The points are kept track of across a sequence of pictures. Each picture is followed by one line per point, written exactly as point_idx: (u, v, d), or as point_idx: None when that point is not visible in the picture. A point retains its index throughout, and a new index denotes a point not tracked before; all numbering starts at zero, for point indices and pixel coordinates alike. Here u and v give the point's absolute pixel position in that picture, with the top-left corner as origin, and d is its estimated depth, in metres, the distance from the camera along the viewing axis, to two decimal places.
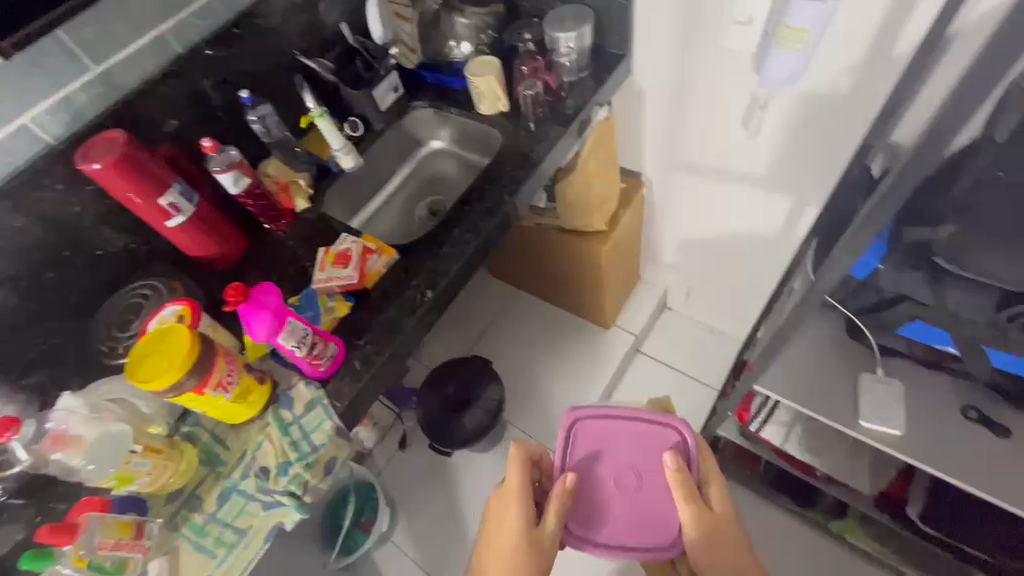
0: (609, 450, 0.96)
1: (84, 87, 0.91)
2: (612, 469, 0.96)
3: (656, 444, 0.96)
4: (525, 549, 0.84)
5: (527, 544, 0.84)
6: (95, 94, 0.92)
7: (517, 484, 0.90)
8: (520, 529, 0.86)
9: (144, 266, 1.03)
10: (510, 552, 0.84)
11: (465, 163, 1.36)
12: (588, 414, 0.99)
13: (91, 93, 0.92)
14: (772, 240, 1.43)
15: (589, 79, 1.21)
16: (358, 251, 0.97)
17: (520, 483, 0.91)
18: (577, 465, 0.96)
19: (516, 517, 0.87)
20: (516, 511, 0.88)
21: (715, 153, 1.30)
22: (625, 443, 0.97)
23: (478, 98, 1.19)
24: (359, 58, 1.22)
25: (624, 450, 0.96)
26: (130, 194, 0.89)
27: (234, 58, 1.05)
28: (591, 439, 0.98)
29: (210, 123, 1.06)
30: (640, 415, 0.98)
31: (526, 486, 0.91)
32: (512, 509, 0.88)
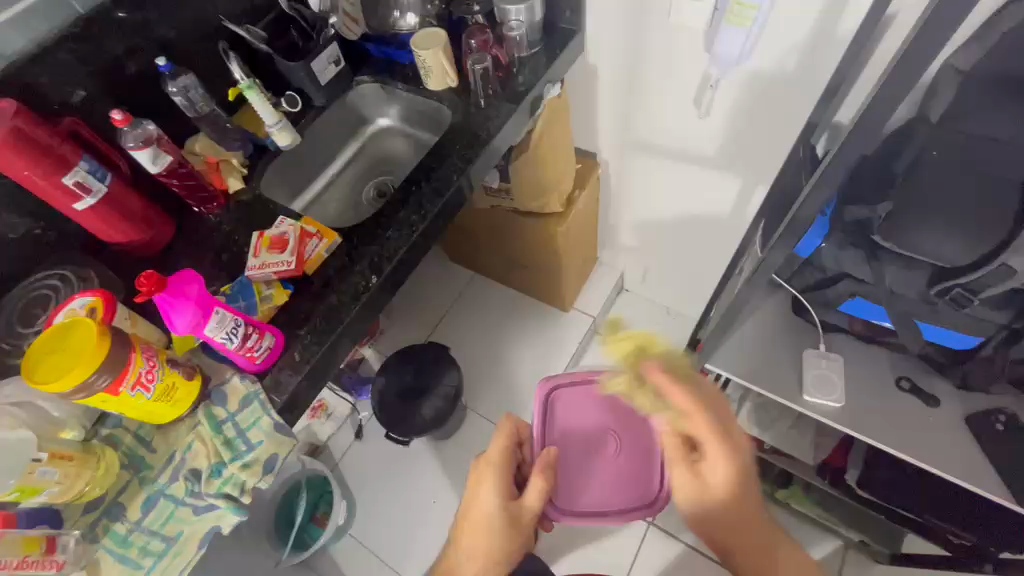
0: (587, 418, 1.01)
1: None
2: (590, 435, 1.00)
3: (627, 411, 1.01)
4: (501, 528, 0.82)
5: (504, 520, 0.82)
6: None
7: (498, 456, 0.89)
8: (499, 506, 0.83)
9: (51, 254, 0.93)
10: (486, 529, 0.83)
11: (414, 141, 1.31)
12: (564, 384, 1.04)
13: None
14: (725, 220, 1.45)
15: (541, 55, 1.17)
16: (295, 235, 0.91)
17: (499, 458, 0.89)
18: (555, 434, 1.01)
19: (492, 494, 0.84)
20: (493, 487, 0.85)
21: (670, 134, 1.30)
22: (601, 408, 1.02)
23: (425, 72, 1.12)
24: (295, 28, 1.13)
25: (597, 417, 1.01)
26: (26, 173, 0.79)
27: (147, 22, 0.94)
28: (566, 409, 1.02)
29: (122, 96, 0.96)
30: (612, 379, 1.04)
31: (503, 463, 0.88)
32: (488, 485, 0.85)
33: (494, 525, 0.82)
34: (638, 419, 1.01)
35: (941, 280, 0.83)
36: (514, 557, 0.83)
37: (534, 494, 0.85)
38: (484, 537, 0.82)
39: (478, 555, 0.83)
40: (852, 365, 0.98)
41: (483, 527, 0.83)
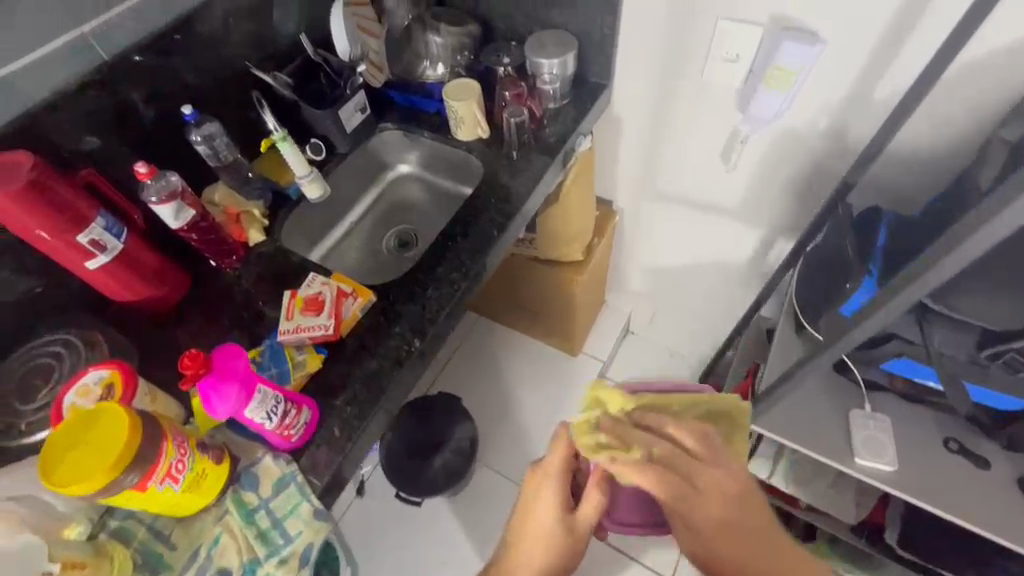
0: None
1: None
2: None
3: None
4: (557, 538, 0.78)
5: (562, 532, 0.78)
6: None
7: (556, 469, 0.82)
8: (555, 518, 0.80)
9: (52, 316, 0.84)
10: (543, 535, 0.79)
11: (435, 189, 1.27)
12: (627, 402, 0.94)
13: None
14: (743, 268, 1.46)
15: (571, 107, 1.16)
16: (331, 295, 0.85)
17: (560, 466, 0.82)
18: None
19: (548, 502, 0.80)
20: (552, 493, 0.81)
21: (691, 184, 1.30)
22: None
23: (456, 123, 1.10)
24: (323, 74, 1.10)
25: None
26: (39, 232, 0.71)
27: (173, 69, 0.89)
28: None
29: (140, 145, 0.89)
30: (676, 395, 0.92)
31: (563, 471, 0.82)
32: (546, 493, 0.81)
33: (553, 540, 0.78)
34: None
35: (991, 345, 0.83)
36: (567, 572, 0.80)
37: (589, 505, 0.81)
38: (540, 543, 0.78)
39: (534, 567, 0.78)
40: (897, 425, 0.97)
41: (541, 540, 0.78)
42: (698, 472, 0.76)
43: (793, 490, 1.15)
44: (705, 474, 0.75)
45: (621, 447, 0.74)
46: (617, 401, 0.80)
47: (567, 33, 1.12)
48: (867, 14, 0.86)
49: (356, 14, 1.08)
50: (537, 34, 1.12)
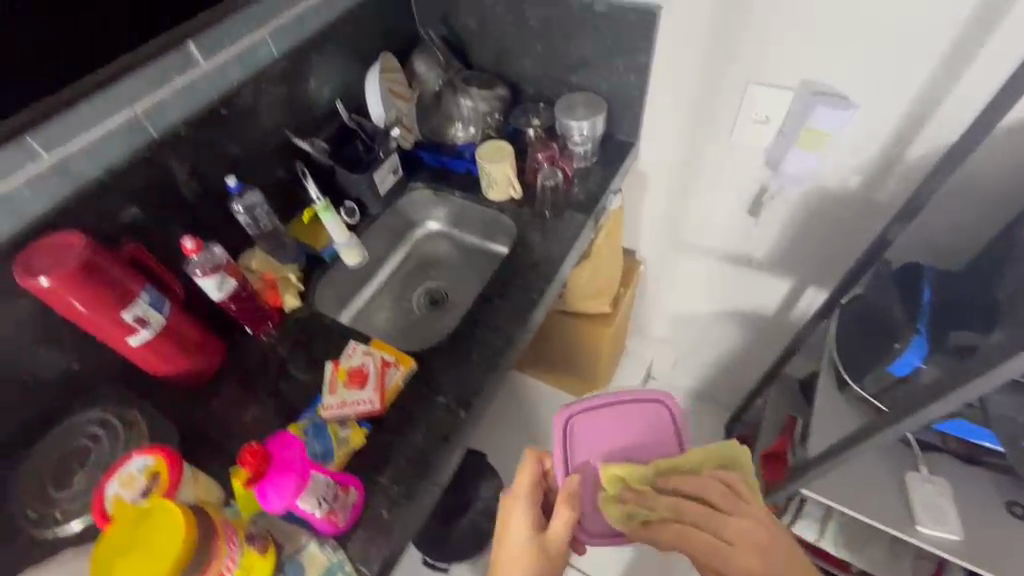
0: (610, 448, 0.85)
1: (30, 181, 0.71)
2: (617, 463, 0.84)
3: (644, 428, 0.86)
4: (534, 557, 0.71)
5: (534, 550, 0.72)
6: (43, 189, 0.72)
7: (524, 489, 0.79)
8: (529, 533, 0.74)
9: (89, 392, 0.82)
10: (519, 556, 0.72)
11: (462, 246, 1.27)
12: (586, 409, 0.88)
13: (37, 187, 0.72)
14: (770, 317, 1.45)
15: (600, 166, 1.17)
16: (375, 366, 0.83)
17: (529, 487, 0.79)
18: (578, 458, 0.83)
19: (521, 521, 0.75)
20: (524, 512, 0.76)
21: (718, 236, 1.31)
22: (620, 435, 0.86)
23: (489, 184, 1.11)
24: (357, 139, 1.12)
25: (620, 433, 0.86)
26: (87, 313, 0.71)
27: (218, 141, 0.91)
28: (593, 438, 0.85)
29: (182, 215, 0.90)
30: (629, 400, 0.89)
31: (533, 491, 0.79)
32: (517, 514, 0.77)
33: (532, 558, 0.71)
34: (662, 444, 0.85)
35: None
36: None
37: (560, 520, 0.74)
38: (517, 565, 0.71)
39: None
40: (956, 488, 0.94)
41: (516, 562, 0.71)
42: (724, 524, 0.73)
43: (846, 556, 1.09)
44: (738, 522, 0.74)
45: (642, 513, 0.74)
46: (626, 467, 0.78)
47: (596, 96, 1.15)
48: (897, 82, 0.89)
49: (389, 80, 1.13)
50: (568, 96, 1.14)
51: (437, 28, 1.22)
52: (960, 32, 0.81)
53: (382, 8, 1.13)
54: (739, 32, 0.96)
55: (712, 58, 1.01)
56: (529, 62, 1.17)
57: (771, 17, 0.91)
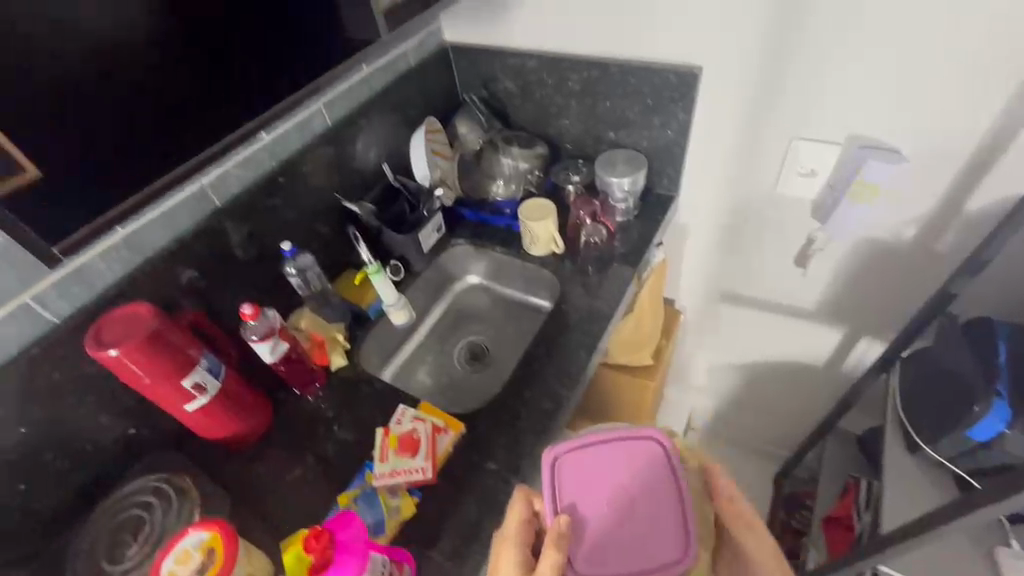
0: (599, 488, 0.68)
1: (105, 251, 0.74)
2: (607, 507, 0.67)
3: (644, 467, 0.69)
4: None
5: None
6: (118, 260, 0.75)
7: (513, 532, 0.68)
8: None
9: (143, 457, 0.82)
10: None
11: (501, 299, 1.27)
12: (574, 444, 0.71)
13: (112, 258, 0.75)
14: (823, 367, 1.39)
15: (641, 220, 1.18)
16: (426, 432, 0.83)
17: (519, 533, 0.68)
18: (565, 497, 0.67)
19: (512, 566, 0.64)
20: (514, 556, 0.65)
21: (764, 286, 1.28)
22: (612, 471, 0.69)
23: (531, 240, 1.13)
24: (402, 199, 1.15)
25: (615, 470, 0.69)
26: (150, 380, 0.72)
27: (276, 207, 0.95)
28: (580, 477, 0.68)
29: (239, 278, 0.92)
30: (619, 434, 0.71)
31: (527, 534, 0.68)
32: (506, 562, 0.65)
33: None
34: (657, 478, 0.68)
35: None
36: None
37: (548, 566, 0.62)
38: None
39: None
40: None
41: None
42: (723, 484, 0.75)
43: None
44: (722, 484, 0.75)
45: None
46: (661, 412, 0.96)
47: (636, 152, 1.16)
48: (950, 137, 0.89)
49: (432, 141, 1.16)
50: (606, 153, 1.17)
51: (477, 91, 1.27)
52: (968, 61, 0.81)
53: (426, 75, 1.19)
54: (779, 93, 0.96)
55: (749, 118, 1.02)
56: (567, 120, 1.21)
57: (807, 79, 0.93)
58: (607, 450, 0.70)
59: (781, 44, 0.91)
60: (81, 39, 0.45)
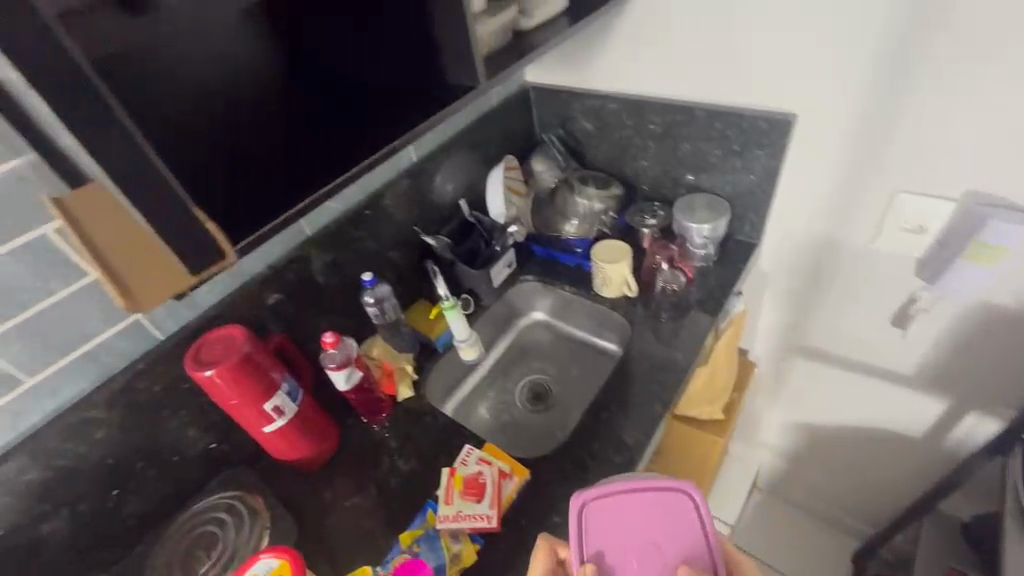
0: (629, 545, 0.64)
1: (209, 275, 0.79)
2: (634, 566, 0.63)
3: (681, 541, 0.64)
4: None
5: None
6: (219, 283, 0.80)
7: None
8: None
9: (220, 472, 0.85)
10: None
11: (566, 338, 1.24)
12: (608, 491, 0.66)
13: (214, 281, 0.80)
14: (919, 439, 1.25)
15: (719, 267, 1.13)
16: (492, 476, 0.82)
17: None
18: (593, 547, 0.64)
19: None
20: None
21: (855, 345, 1.18)
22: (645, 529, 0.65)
23: (602, 282, 1.11)
24: (475, 233, 1.17)
25: (649, 537, 0.64)
26: (237, 402, 0.75)
27: (360, 239, 0.99)
28: (610, 529, 0.65)
29: (321, 305, 0.95)
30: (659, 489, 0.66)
31: None
32: None
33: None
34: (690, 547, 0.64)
35: None
36: None
37: None
38: None
39: None
40: None
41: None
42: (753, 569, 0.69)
43: None
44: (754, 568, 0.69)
45: None
46: None
47: (717, 197, 1.13)
48: None
49: (509, 178, 1.18)
50: (686, 197, 1.14)
51: (555, 130, 1.28)
52: None
53: (507, 114, 1.21)
54: (882, 143, 0.91)
55: (847, 170, 0.97)
56: (645, 162, 1.19)
57: (917, 133, 0.86)
58: (641, 505, 0.66)
59: (891, 93, 0.86)
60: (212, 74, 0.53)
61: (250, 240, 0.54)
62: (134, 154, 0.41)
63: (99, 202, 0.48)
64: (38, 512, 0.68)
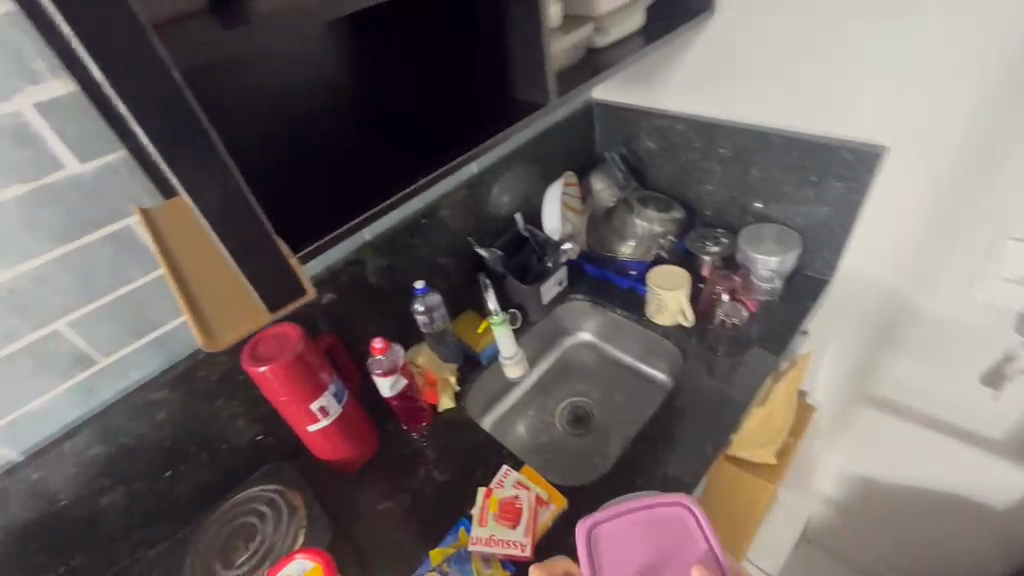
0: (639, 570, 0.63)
1: None
2: None
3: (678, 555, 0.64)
4: None
5: None
6: None
7: None
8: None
9: (263, 464, 0.87)
10: None
11: (612, 361, 1.20)
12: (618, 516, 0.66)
13: None
14: (1001, 512, 1.12)
15: (784, 303, 1.06)
16: (528, 502, 0.80)
17: None
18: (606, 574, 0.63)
19: None
20: None
21: (934, 401, 1.08)
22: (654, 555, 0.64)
23: (657, 308, 1.06)
24: (528, 248, 1.15)
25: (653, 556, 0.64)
26: (287, 399, 0.77)
27: (415, 246, 0.99)
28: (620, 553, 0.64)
29: (372, 309, 0.96)
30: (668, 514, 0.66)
31: None
32: None
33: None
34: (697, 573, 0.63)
35: None
36: None
37: None
38: None
39: None
40: None
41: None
42: None
43: None
44: None
45: None
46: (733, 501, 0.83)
47: (787, 229, 1.06)
48: None
49: (567, 195, 1.16)
50: (752, 227, 1.08)
51: (618, 148, 1.24)
52: None
53: (569, 130, 1.20)
54: (987, 185, 0.82)
55: (941, 211, 0.89)
56: (710, 186, 1.14)
57: None
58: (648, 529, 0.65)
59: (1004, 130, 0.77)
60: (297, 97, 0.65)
61: (310, 248, 0.54)
62: (222, 168, 0.42)
63: (182, 218, 0.52)
64: (99, 487, 0.72)
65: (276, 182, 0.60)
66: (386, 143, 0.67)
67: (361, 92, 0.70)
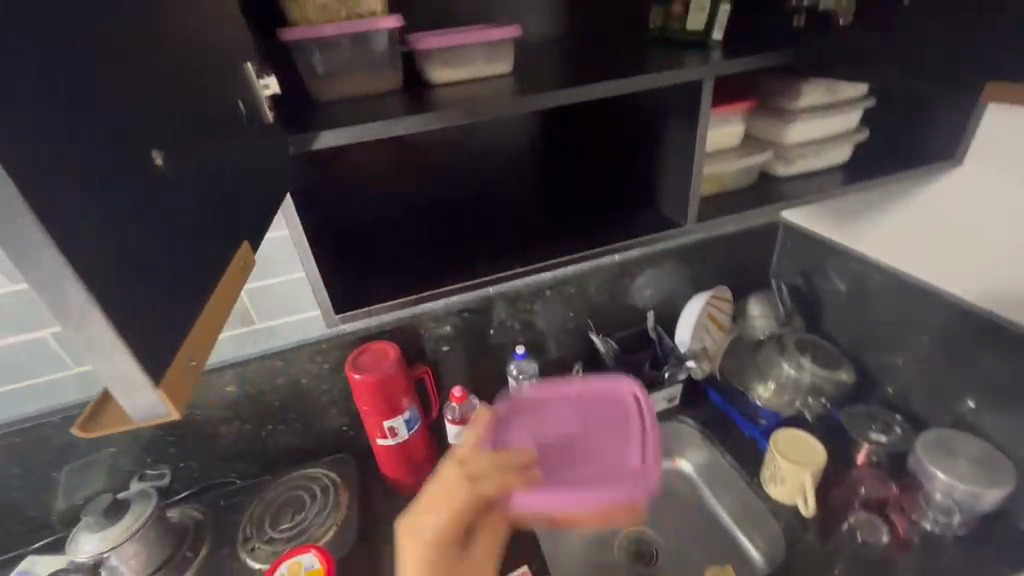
0: (557, 420, 0.67)
1: (398, 321, 0.93)
2: (574, 440, 0.65)
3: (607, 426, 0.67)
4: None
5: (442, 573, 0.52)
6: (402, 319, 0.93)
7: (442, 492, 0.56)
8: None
9: (339, 452, 0.98)
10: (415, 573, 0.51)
11: (709, 512, 0.99)
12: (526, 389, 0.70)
13: (399, 321, 0.94)
14: None
15: (965, 549, 0.78)
16: None
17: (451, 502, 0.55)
18: (524, 428, 0.66)
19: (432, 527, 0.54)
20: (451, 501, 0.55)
21: None
22: (567, 414, 0.68)
23: (771, 477, 0.88)
24: (648, 351, 1.07)
25: (576, 419, 0.68)
26: (367, 409, 0.86)
27: (533, 311, 1.02)
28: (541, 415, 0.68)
29: (475, 355, 1.01)
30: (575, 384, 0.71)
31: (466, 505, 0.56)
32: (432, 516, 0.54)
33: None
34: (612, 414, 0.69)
35: None
36: None
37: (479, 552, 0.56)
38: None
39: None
40: None
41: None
42: None
43: None
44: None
45: None
46: None
47: (997, 453, 0.79)
48: None
49: (712, 309, 1.05)
50: (939, 431, 0.83)
51: (791, 278, 1.10)
52: None
53: (738, 246, 1.09)
54: None
55: None
56: (899, 360, 0.92)
57: None
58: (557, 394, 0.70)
59: None
60: (470, 193, 0.83)
61: (370, 309, 0.63)
62: None
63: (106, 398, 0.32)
64: (222, 416, 0.89)
65: (428, 243, 0.74)
66: (524, 230, 0.74)
67: (524, 191, 0.82)
